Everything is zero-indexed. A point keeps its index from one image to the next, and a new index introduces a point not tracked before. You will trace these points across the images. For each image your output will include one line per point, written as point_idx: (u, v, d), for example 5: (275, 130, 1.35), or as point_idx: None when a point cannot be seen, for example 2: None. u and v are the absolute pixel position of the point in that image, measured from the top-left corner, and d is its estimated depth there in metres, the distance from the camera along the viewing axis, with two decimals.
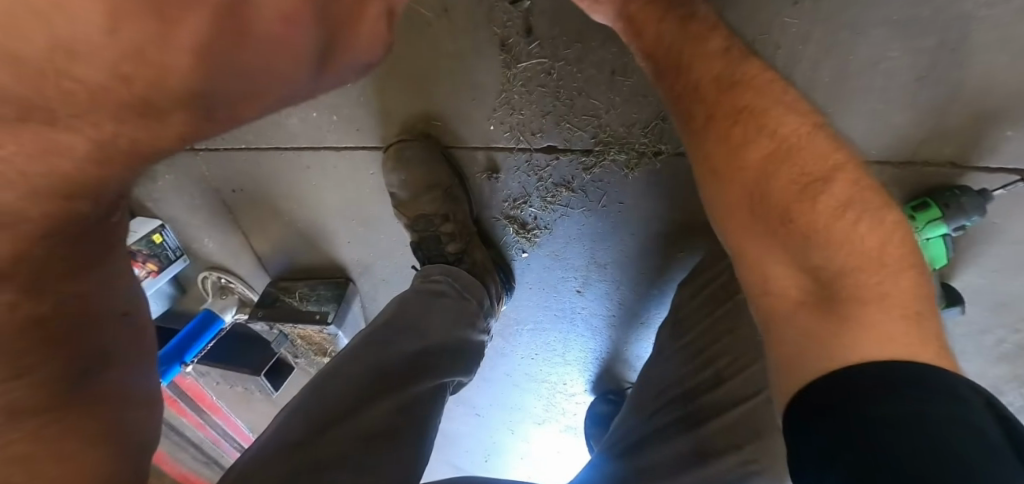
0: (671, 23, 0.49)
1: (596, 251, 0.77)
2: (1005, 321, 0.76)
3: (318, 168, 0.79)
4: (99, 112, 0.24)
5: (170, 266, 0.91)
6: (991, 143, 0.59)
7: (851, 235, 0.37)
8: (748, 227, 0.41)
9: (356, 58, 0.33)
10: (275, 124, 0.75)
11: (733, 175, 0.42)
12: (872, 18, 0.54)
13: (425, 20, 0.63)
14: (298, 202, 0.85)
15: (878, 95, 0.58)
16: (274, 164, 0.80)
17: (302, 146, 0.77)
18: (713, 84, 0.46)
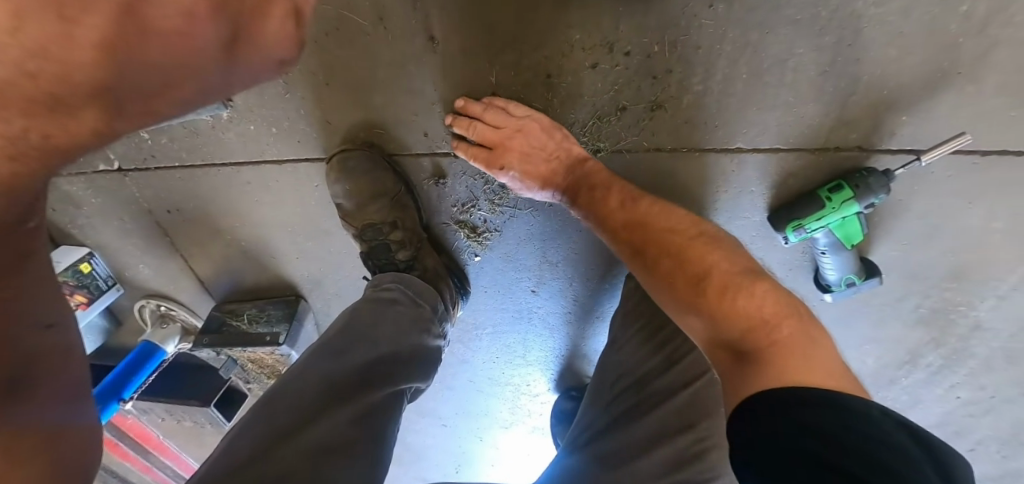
0: (585, 190, 0.63)
1: (547, 250, 0.80)
2: (919, 288, 0.84)
3: (260, 183, 0.77)
4: (7, 109, 0.23)
5: (102, 296, 0.85)
6: (890, 127, 0.66)
7: (732, 313, 0.48)
8: (677, 318, 0.53)
9: (266, 53, 0.33)
10: (211, 139, 0.73)
11: (654, 288, 0.56)
12: (777, 19, 0.59)
13: (361, 29, 0.63)
14: (240, 220, 0.82)
15: (791, 88, 0.63)
16: (212, 182, 0.78)
17: (241, 161, 0.75)
18: (626, 227, 0.60)
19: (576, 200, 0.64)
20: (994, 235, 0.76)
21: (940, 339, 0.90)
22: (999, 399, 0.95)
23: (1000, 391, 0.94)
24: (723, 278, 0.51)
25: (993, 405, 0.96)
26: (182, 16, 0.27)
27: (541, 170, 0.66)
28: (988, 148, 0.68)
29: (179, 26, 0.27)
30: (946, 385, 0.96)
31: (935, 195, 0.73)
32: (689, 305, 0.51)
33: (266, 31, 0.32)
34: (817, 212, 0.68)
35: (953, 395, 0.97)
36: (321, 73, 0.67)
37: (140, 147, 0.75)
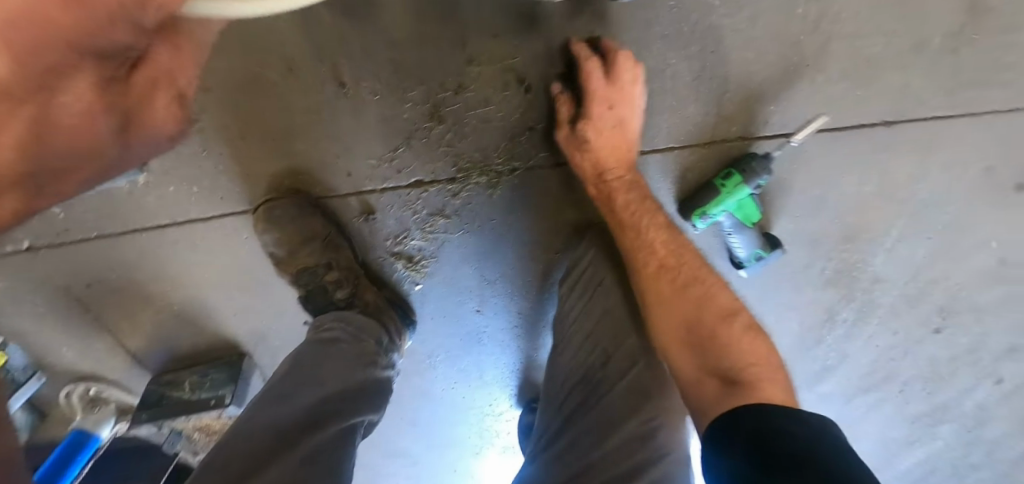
0: (633, 193, 0.66)
1: (484, 269, 0.83)
2: (821, 253, 0.94)
3: (187, 243, 0.76)
4: None
5: (22, 388, 0.82)
6: (763, 117, 0.75)
7: (747, 350, 0.55)
8: (682, 340, 0.57)
9: (156, 129, 0.39)
10: (130, 205, 0.73)
11: (676, 298, 0.60)
12: (648, 36, 0.67)
13: (272, 81, 0.66)
14: (168, 283, 0.80)
15: (673, 93, 0.71)
16: (137, 248, 0.77)
17: (164, 224, 0.75)
18: (663, 246, 0.64)
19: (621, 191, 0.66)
20: (866, 197, 0.88)
21: (849, 295, 1.02)
22: (911, 340, 1.09)
23: (910, 333, 1.08)
24: (742, 319, 0.58)
25: (907, 347, 1.10)
26: (82, 114, 0.33)
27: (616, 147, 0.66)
28: (844, 125, 0.79)
29: (80, 122, 0.33)
30: (866, 337, 1.08)
31: (812, 170, 0.83)
32: (686, 342, 0.57)
33: (152, 115, 0.38)
34: (716, 198, 0.75)
35: (872, 343, 1.09)
36: (235, 127, 0.69)
37: (53, 223, 0.74)
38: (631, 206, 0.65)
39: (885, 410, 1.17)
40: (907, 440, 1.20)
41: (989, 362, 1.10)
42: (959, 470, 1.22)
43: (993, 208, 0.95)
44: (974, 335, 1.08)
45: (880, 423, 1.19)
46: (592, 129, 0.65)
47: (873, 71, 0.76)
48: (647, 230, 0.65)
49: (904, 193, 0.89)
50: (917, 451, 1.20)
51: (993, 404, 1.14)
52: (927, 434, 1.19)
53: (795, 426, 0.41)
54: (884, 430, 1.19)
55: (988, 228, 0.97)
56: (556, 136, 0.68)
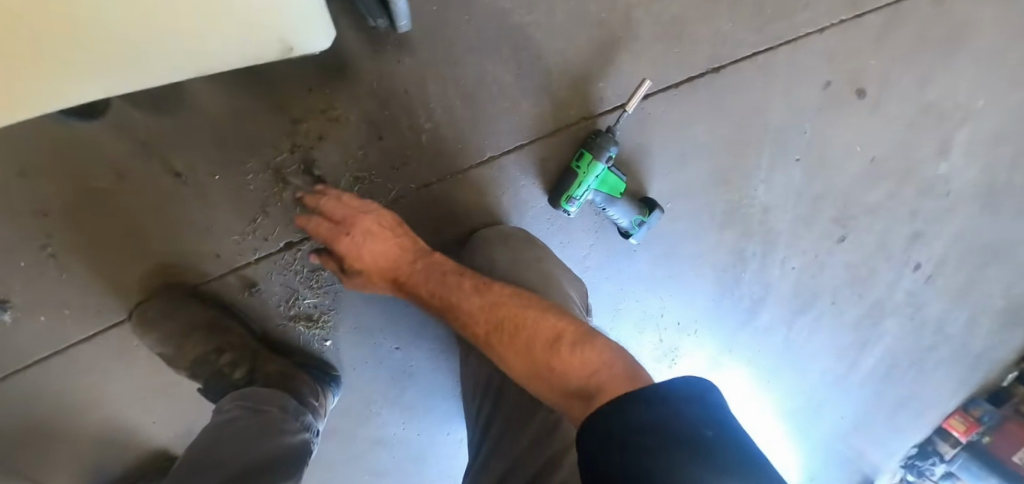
0: (432, 277, 0.64)
1: (387, 306, 0.84)
2: (705, 199, 0.99)
3: (76, 367, 0.74)
4: None
5: None
6: (597, 95, 0.78)
7: (581, 360, 0.49)
8: (535, 381, 0.52)
9: None
10: (3, 348, 0.71)
11: (508, 350, 0.55)
12: (458, 52, 0.70)
13: (109, 189, 0.67)
14: (67, 415, 0.77)
15: (502, 96, 0.74)
16: (24, 388, 0.73)
17: (45, 356, 0.72)
18: (483, 307, 0.59)
19: (416, 284, 0.65)
20: (725, 138, 0.92)
21: (748, 231, 1.06)
22: (823, 254, 1.13)
23: (817, 247, 1.12)
24: (570, 335, 0.52)
25: (823, 261, 1.13)
26: None
27: (380, 253, 0.66)
28: (676, 82, 0.84)
29: None
30: (779, 262, 1.12)
31: (665, 129, 0.88)
32: (538, 380, 0.52)
33: None
34: (577, 180, 0.77)
35: (789, 268, 1.13)
36: (87, 243, 0.69)
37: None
38: (433, 292, 0.64)
39: (827, 324, 1.20)
40: (859, 345, 1.23)
41: (902, 252, 1.15)
42: (917, 358, 1.25)
43: (846, 116, 1.00)
44: (877, 231, 1.12)
45: (828, 337, 1.21)
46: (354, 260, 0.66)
47: (681, 28, 0.81)
48: (462, 298, 0.61)
49: (759, 125, 0.94)
50: (873, 351, 1.24)
51: (922, 289, 1.19)
52: (874, 333, 1.22)
53: (649, 413, 0.38)
54: (833, 342, 1.22)
55: (848, 135, 1.02)
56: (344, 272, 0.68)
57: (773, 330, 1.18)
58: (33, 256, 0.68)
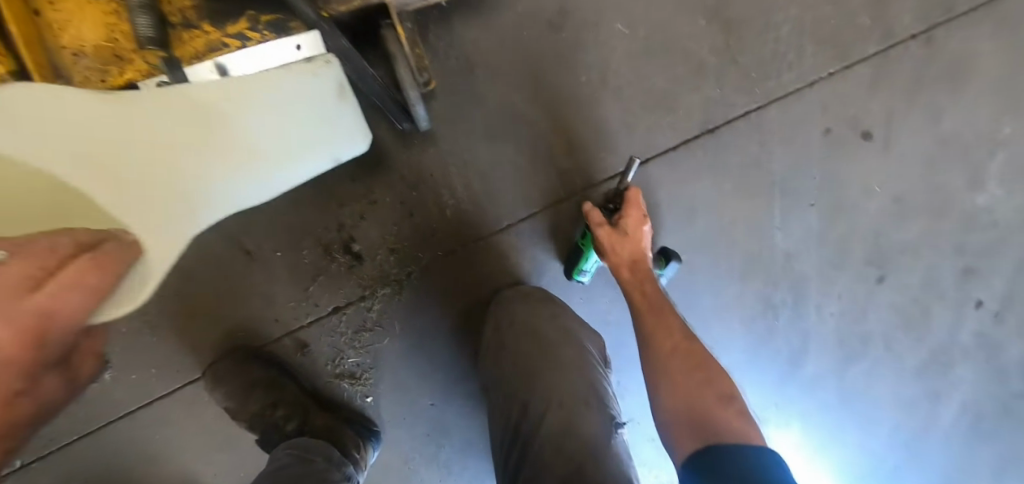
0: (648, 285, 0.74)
1: (422, 364, 0.92)
2: (722, 250, 1.02)
3: (156, 419, 0.87)
4: None
5: None
6: (598, 164, 0.87)
7: (742, 421, 0.52)
8: (682, 395, 0.58)
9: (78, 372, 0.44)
10: (101, 401, 0.85)
11: (670, 364, 0.62)
12: (473, 140, 0.82)
13: (194, 266, 0.83)
14: (145, 464, 0.88)
15: (514, 173, 0.84)
16: (111, 438, 0.86)
17: (133, 409, 0.86)
18: (683, 330, 0.67)
19: (636, 284, 0.74)
20: (731, 192, 0.98)
21: (774, 279, 1.06)
22: (862, 298, 1.10)
23: (854, 290, 1.09)
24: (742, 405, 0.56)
25: (864, 306, 1.10)
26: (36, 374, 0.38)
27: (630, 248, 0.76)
28: (674, 145, 0.91)
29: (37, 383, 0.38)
30: (814, 308, 1.09)
31: (671, 189, 0.94)
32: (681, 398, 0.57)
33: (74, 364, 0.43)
34: (583, 255, 0.83)
35: (825, 314, 1.10)
36: (174, 312, 0.84)
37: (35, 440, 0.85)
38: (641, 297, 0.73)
39: (884, 373, 1.14)
40: (930, 395, 1.14)
41: (956, 291, 1.10)
42: (1003, 408, 1.15)
43: (854, 159, 1.02)
44: (920, 270, 1.09)
45: (891, 386, 1.14)
46: (631, 222, 0.78)
47: (674, 99, 0.89)
48: (668, 315, 0.69)
49: (764, 177, 0.99)
50: (950, 401, 1.14)
51: (992, 329, 1.12)
52: (944, 382, 1.14)
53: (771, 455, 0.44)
54: (894, 391, 1.15)
55: (863, 177, 1.03)
56: (597, 231, 0.77)
57: (823, 381, 1.13)
58: (134, 323, 0.83)
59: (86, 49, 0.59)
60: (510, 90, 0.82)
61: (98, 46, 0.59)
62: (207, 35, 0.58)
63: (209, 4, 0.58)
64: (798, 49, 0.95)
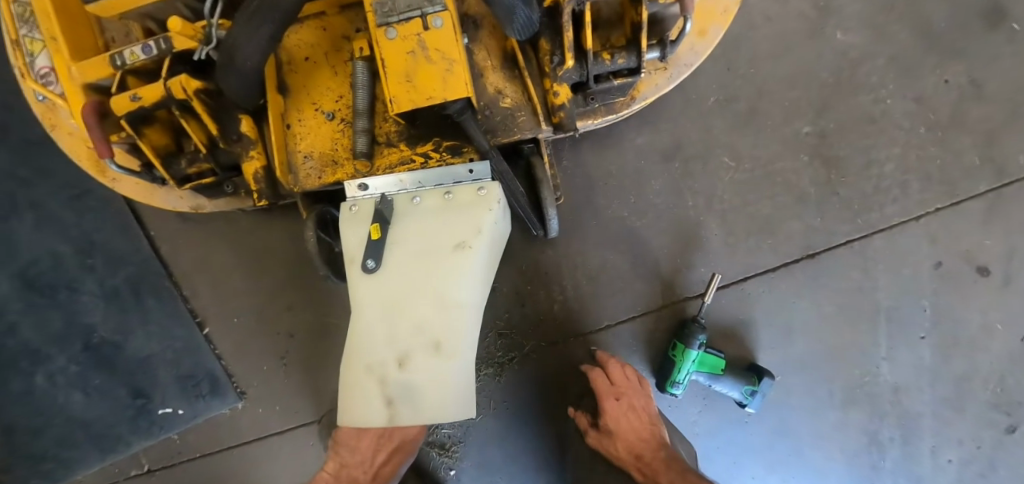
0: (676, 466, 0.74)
1: (508, 447, 0.97)
2: (821, 374, 1.00)
3: (266, 453, 0.99)
4: (216, 304, 0.97)
5: None
6: (696, 277, 0.94)
7: None
8: None
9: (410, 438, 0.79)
10: (231, 426, 1.00)
11: None
12: (586, 245, 0.92)
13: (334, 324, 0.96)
14: None
15: (619, 279, 0.93)
16: (227, 461, 1.00)
17: (251, 439, 0.99)
18: None
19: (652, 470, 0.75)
20: (832, 316, 0.99)
21: (879, 412, 1.01)
22: (989, 448, 1.00)
23: (979, 439, 1.00)
24: None
25: (991, 456, 1.00)
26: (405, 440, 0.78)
27: (626, 433, 0.80)
28: (773, 267, 0.96)
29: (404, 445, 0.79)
30: (929, 451, 1.01)
31: (768, 306, 0.97)
32: None
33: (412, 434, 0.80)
34: (675, 366, 0.90)
35: (942, 460, 1.01)
36: (307, 361, 0.96)
37: (171, 447, 1.02)
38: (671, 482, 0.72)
39: None
40: None
41: None
42: None
43: (969, 296, 0.99)
44: None
45: None
46: (611, 420, 0.81)
47: (775, 225, 0.95)
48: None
49: (867, 304, 0.99)
50: None
51: None
52: None
53: None
54: None
55: (981, 316, 0.99)
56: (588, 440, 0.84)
57: None
58: (273, 364, 0.97)
59: (314, 155, 0.77)
60: (622, 204, 0.92)
61: (322, 152, 0.77)
62: (402, 153, 0.76)
63: (409, 130, 0.76)
64: (903, 185, 0.98)
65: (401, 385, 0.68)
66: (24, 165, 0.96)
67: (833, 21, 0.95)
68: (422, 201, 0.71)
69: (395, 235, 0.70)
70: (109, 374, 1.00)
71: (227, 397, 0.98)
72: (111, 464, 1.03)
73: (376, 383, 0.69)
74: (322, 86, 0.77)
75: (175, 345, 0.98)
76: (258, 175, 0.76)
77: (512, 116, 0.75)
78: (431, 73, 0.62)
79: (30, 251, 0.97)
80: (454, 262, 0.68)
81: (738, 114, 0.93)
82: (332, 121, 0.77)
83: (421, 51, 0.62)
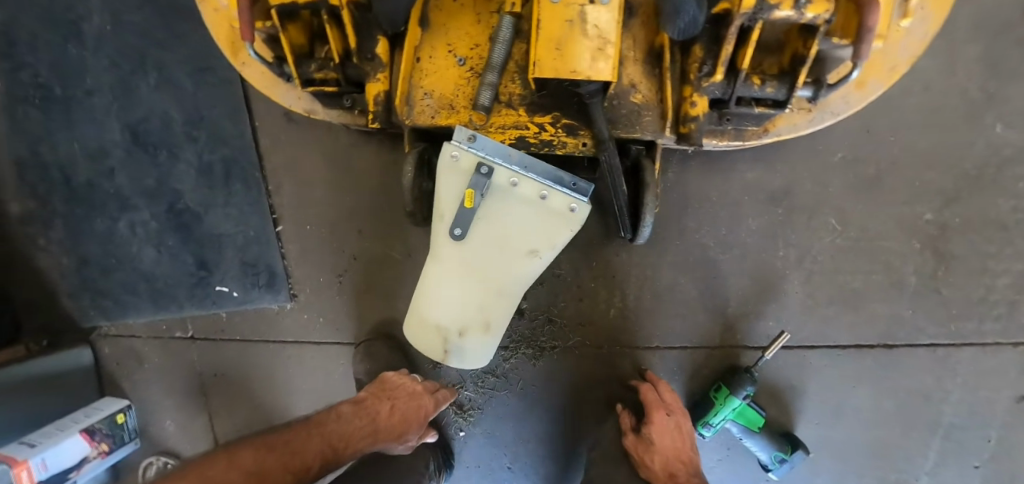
0: None
1: (521, 428, 0.99)
2: (853, 466, 0.96)
3: (297, 356, 1.06)
4: (293, 208, 1.01)
5: (124, 444, 1.13)
6: (762, 330, 0.90)
7: None
8: None
9: (441, 397, 0.87)
10: (273, 322, 1.05)
11: None
12: (660, 263, 0.90)
13: (396, 258, 0.98)
14: (266, 383, 1.09)
15: (683, 305, 0.91)
16: (261, 352, 1.08)
17: (289, 339, 1.05)
18: None
19: None
20: (886, 412, 0.93)
21: None
22: None
23: None
24: None
25: None
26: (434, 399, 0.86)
27: (668, 453, 0.76)
28: (844, 343, 0.91)
29: (432, 404, 0.85)
30: None
31: (823, 381, 0.92)
32: None
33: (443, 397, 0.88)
34: (713, 408, 0.87)
35: None
36: (361, 286, 1.00)
37: (216, 322, 1.09)
38: None
39: None
40: None
41: None
42: None
43: None
44: None
45: None
46: (654, 432, 0.77)
47: (859, 302, 0.90)
48: None
49: (931, 415, 0.93)
50: None
51: None
52: None
53: None
54: None
55: None
56: (623, 441, 0.81)
57: None
58: (329, 278, 1.01)
59: (434, 94, 0.76)
60: (710, 233, 0.89)
61: (443, 94, 0.76)
62: (519, 118, 0.75)
63: (532, 97, 0.75)
64: (1013, 304, 0.89)
65: (457, 345, 0.79)
66: (163, 27, 1.01)
67: (999, 110, 0.85)
68: (519, 189, 0.76)
69: (486, 210, 0.77)
70: (183, 239, 1.07)
71: (280, 295, 1.03)
72: (160, 320, 1.12)
73: (439, 331, 0.79)
74: (462, 30, 0.76)
75: (247, 232, 1.03)
76: (379, 97, 0.77)
77: (639, 113, 0.72)
78: (582, 45, 0.61)
79: (144, 109, 1.04)
80: (522, 264, 0.78)
81: (862, 179, 0.87)
82: (461, 67, 0.76)
83: (579, 23, 0.61)
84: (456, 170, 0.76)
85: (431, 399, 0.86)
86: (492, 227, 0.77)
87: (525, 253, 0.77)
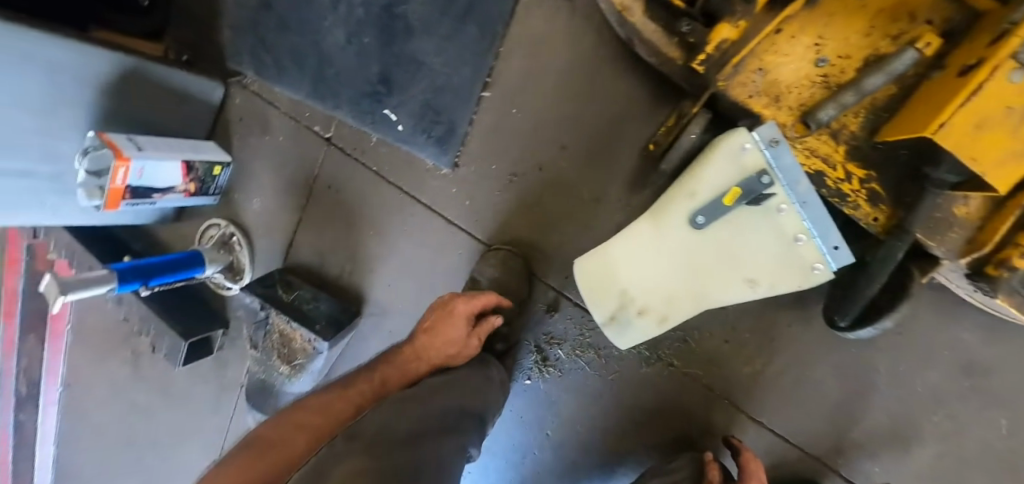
0: None
1: (582, 410, 0.97)
2: None
3: (420, 220, 1.01)
4: (511, 85, 0.92)
5: (206, 195, 1.08)
6: (864, 469, 0.87)
7: None
8: None
9: (473, 301, 0.81)
10: (418, 176, 0.99)
11: None
12: (822, 357, 0.85)
13: (579, 195, 0.91)
14: (374, 224, 1.04)
15: (812, 404, 0.87)
16: (387, 195, 1.02)
17: (423, 201, 1.00)
18: None
19: None
20: None
21: None
22: None
23: None
24: None
25: None
26: (466, 302, 0.81)
27: None
28: None
29: (464, 307, 0.81)
30: None
31: None
32: None
33: (475, 301, 0.82)
34: None
35: None
36: (527, 198, 0.94)
37: (363, 142, 1.03)
38: None
39: None
40: None
41: None
42: None
43: None
44: None
45: None
46: None
47: None
48: None
49: None
50: None
51: None
52: None
53: None
54: None
55: None
56: None
57: None
58: (500, 172, 0.94)
59: (767, 74, 0.67)
60: (887, 360, 0.84)
61: (777, 81, 0.67)
62: (834, 153, 0.68)
63: (862, 143, 0.67)
64: None
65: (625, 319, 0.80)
66: None
67: None
68: (782, 217, 0.65)
69: (740, 215, 0.68)
70: (381, 45, 0.97)
71: (443, 157, 0.96)
72: (309, 106, 1.05)
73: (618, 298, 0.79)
74: (842, 28, 0.65)
75: (450, 80, 0.94)
76: (722, 44, 0.65)
77: (948, 224, 0.66)
78: (1001, 140, 0.54)
79: None
80: (732, 287, 0.72)
81: None
82: (817, 66, 0.66)
83: (1016, 115, 0.53)
84: (726, 156, 0.65)
85: (462, 303, 0.81)
86: (732, 236, 0.70)
87: (741, 280, 0.71)
